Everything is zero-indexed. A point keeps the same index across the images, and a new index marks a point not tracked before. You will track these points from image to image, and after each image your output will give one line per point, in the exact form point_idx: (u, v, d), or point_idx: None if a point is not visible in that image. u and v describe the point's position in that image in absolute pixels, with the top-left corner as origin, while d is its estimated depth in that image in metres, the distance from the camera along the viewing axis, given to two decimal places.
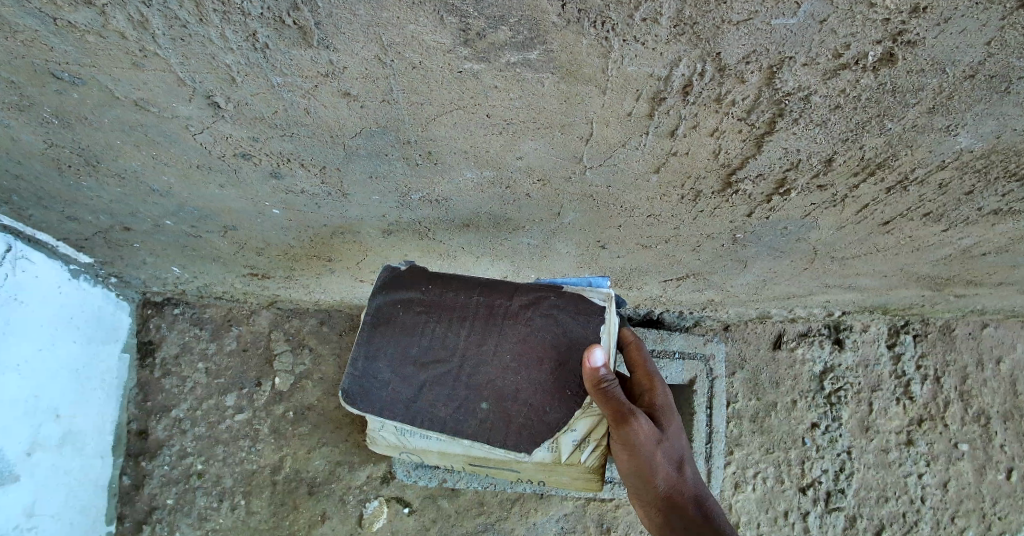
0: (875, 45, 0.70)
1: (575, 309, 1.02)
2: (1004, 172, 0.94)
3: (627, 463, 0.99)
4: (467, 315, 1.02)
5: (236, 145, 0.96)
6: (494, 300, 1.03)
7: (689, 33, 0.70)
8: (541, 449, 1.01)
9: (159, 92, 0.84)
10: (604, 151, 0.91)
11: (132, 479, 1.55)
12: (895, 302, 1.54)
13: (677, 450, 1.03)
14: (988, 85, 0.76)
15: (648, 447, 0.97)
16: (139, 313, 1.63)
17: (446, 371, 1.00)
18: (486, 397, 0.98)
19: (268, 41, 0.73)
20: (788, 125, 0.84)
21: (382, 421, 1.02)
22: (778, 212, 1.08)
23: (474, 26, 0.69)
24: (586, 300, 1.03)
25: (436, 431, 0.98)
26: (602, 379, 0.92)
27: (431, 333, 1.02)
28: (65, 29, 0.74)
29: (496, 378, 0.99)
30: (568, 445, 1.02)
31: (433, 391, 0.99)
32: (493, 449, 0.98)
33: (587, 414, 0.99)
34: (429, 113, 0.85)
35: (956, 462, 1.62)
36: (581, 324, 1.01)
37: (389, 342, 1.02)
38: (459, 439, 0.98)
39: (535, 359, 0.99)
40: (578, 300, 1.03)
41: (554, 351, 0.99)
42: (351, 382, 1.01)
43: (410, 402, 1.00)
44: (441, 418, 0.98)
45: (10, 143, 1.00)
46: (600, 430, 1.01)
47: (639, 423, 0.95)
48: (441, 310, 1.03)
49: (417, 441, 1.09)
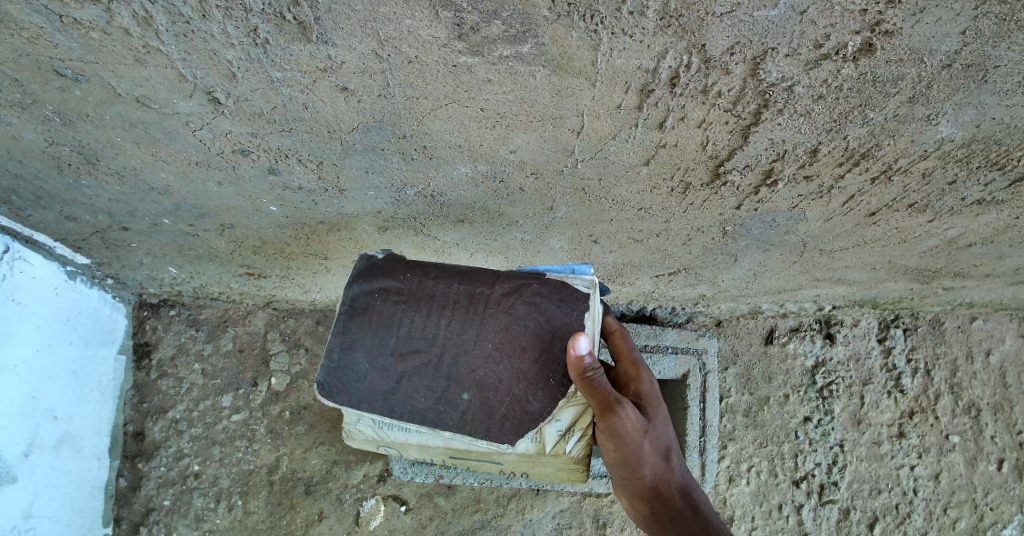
0: (854, 35, 0.73)
1: (558, 296, 1.04)
2: (985, 161, 0.97)
3: (615, 455, 0.99)
4: (446, 304, 1.03)
5: (235, 142, 0.97)
6: (474, 287, 1.04)
7: (675, 26, 0.72)
8: (524, 440, 1.01)
9: (161, 88, 0.86)
10: (595, 145, 0.94)
11: (128, 481, 1.55)
12: (884, 296, 1.56)
13: (664, 441, 1.03)
14: (965, 75, 0.79)
15: (635, 438, 0.97)
16: (135, 315, 1.63)
17: (426, 361, 1.01)
18: (466, 388, 1.00)
19: (269, 37, 0.76)
20: (773, 116, 0.87)
21: (359, 414, 1.03)
22: (766, 204, 1.10)
23: (469, 20, 0.72)
24: (570, 286, 1.05)
25: (416, 424, 1.00)
26: (587, 369, 0.94)
27: (409, 324, 1.03)
28: (70, 26, 0.76)
29: (478, 369, 1.00)
30: (552, 435, 1.02)
31: (412, 383, 1.01)
32: (475, 441, 1.00)
33: (571, 403, 1.00)
34: (425, 107, 0.87)
35: (947, 454, 1.64)
36: (564, 311, 1.02)
37: (366, 333, 1.03)
38: (440, 431, 1.00)
39: (517, 348, 1.01)
40: (561, 286, 1.04)
41: (536, 340, 1.01)
42: (327, 374, 1.01)
43: (388, 394, 1.01)
44: (422, 410, 1.00)
45: (10, 142, 1.01)
46: (587, 418, 1.02)
47: (626, 412, 0.95)
48: (419, 299, 1.04)
49: (396, 435, 1.07)
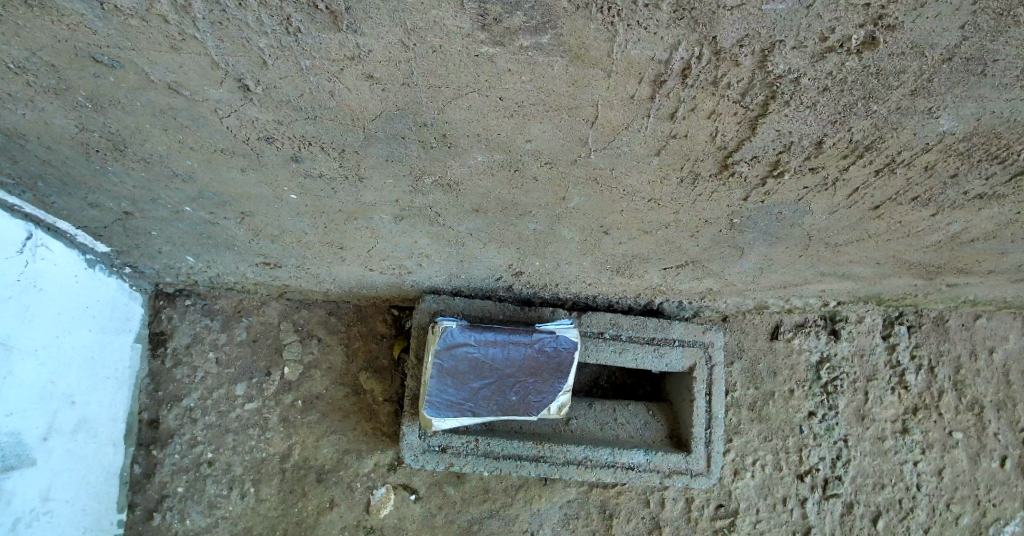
0: (858, 29, 0.78)
1: (567, 363, 1.40)
2: (986, 155, 1.01)
3: None
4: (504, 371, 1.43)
5: (262, 129, 1.01)
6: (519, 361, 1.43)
7: (688, 18, 0.77)
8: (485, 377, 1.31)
9: (193, 75, 0.90)
10: (609, 135, 0.97)
11: (142, 468, 1.58)
12: (889, 293, 1.58)
13: None
14: (965, 68, 0.83)
15: None
16: (151, 304, 1.65)
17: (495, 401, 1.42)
18: (515, 396, 1.40)
19: (301, 26, 0.80)
20: (780, 107, 0.90)
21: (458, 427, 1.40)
22: (772, 196, 1.13)
23: (492, 11, 0.77)
24: (567, 360, 1.40)
25: (480, 411, 1.39)
26: None
27: None
28: (111, 13, 0.80)
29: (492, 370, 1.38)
30: (494, 346, 1.37)
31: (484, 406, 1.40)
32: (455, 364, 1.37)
33: (516, 344, 1.37)
34: (446, 96, 0.91)
35: (951, 450, 1.67)
36: (566, 357, 1.40)
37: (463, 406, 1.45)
38: (494, 405, 1.40)
39: (543, 379, 1.41)
40: (567, 365, 1.40)
41: (547, 371, 1.40)
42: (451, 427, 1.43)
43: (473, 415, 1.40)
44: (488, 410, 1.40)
45: (43, 127, 1.05)
46: (515, 337, 1.37)
47: None
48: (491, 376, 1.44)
49: (441, 400, 1.37)
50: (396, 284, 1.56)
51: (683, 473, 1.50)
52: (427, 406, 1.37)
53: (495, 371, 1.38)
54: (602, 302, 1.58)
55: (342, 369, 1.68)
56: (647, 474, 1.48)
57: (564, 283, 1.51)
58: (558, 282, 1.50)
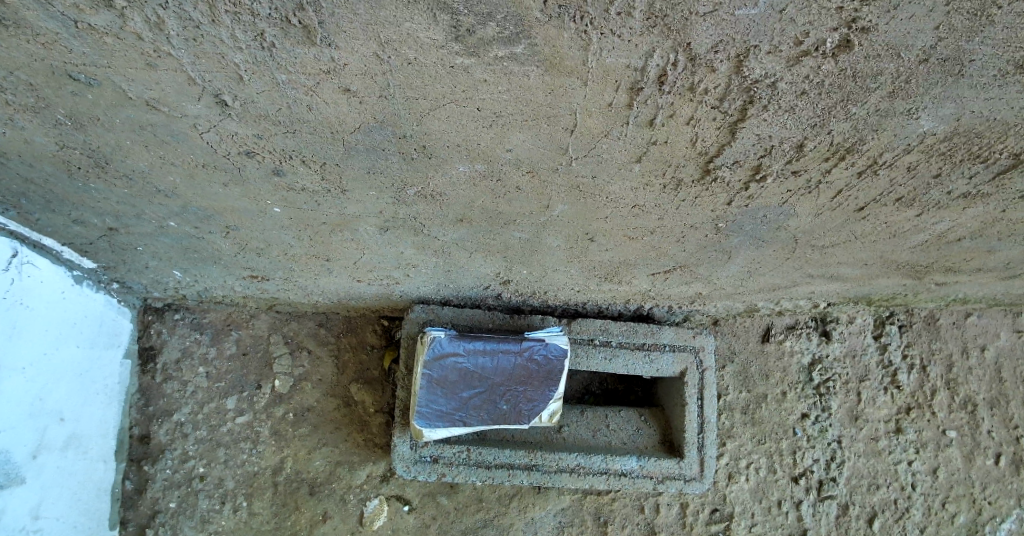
0: (832, 32, 0.78)
1: (556, 371, 1.39)
2: (967, 155, 1.01)
3: None
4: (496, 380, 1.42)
5: (241, 144, 1.01)
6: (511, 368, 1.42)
7: (661, 26, 0.78)
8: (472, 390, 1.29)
9: (170, 91, 0.90)
10: (589, 143, 0.97)
11: (134, 484, 1.57)
12: (878, 293, 1.58)
13: None
14: (942, 68, 0.83)
15: None
16: (139, 319, 1.64)
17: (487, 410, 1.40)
18: (506, 404, 1.39)
19: (275, 41, 0.80)
20: (758, 112, 0.91)
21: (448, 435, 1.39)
22: (756, 200, 1.13)
23: (464, 22, 0.77)
24: (557, 367, 1.39)
25: (471, 420, 1.38)
26: None
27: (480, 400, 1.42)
28: (85, 31, 0.80)
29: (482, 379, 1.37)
30: (483, 355, 1.36)
31: (475, 416, 1.38)
32: (445, 374, 1.36)
33: (507, 353, 1.37)
34: (424, 108, 0.91)
35: (945, 449, 1.66)
36: (557, 364, 1.39)
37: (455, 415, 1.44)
38: (485, 414, 1.39)
39: (533, 387, 1.39)
40: (558, 373, 1.39)
41: (538, 379, 1.39)
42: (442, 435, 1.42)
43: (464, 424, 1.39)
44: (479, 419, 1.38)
45: (23, 145, 1.05)
46: (505, 346, 1.36)
47: None
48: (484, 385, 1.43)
49: (430, 410, 1.36)
50: (385, 295, 1.56)
51: (676, 478, 1.50)
52: (416, 415, 1.36)
53: (485, 380, 1.37)
54: (591, 308, 1.58)
55: (333, 381, 1.67)
56: (640, 481, 1.48)
57: (553, 290, 1.50)
58: (546, 289, 1.50)
